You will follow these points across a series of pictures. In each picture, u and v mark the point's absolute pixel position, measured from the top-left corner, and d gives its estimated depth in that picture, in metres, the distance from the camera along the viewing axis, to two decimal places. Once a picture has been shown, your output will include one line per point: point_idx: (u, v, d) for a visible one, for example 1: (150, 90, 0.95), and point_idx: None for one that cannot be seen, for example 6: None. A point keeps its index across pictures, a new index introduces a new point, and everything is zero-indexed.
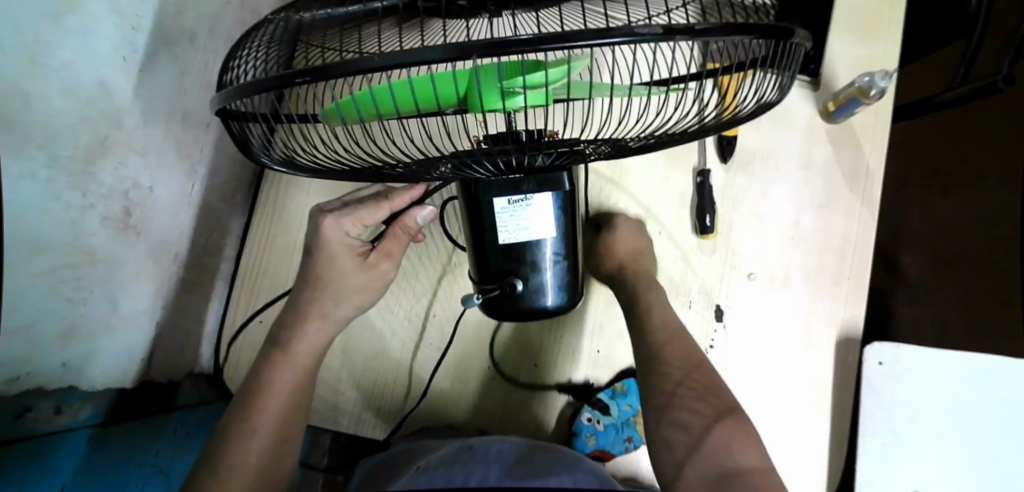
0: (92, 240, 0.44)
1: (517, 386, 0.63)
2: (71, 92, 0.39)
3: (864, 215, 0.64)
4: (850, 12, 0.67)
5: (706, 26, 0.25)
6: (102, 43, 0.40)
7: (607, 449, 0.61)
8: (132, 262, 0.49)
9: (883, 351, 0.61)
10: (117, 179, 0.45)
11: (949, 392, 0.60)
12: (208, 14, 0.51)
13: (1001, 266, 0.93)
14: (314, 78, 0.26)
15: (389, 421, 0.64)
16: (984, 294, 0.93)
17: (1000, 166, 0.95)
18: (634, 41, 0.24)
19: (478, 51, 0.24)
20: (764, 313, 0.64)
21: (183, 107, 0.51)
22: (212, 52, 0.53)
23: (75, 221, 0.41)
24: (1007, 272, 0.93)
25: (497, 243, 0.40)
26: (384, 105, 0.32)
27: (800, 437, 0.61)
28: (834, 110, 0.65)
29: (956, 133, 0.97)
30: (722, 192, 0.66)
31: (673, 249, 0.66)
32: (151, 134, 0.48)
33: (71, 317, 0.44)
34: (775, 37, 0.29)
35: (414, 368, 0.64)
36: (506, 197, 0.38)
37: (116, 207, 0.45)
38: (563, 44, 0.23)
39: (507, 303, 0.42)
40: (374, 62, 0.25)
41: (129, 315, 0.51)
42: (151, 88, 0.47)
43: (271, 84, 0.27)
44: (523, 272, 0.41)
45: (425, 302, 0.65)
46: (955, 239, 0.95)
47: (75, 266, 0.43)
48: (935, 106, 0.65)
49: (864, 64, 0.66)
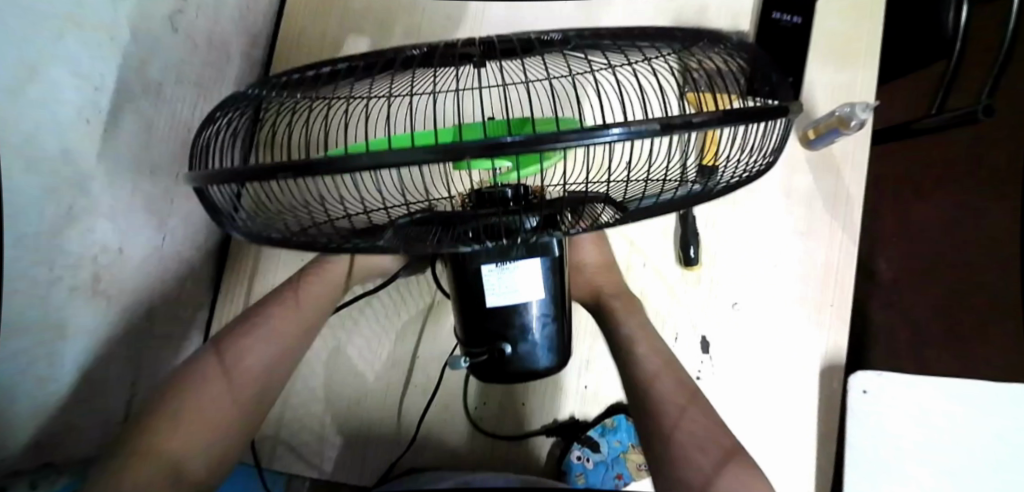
0: (61, 313, 0.42)
1: (506, 425, 0.63)
2: (31, 165, 0.36)
3: (845, 243, 0.65)
4: (826, 40, 0.68)
5: (703, 120, 0.25)
6: (63, 110, 0.38)
7: (597, 487, 0.59)
8: (105, 326, 0.47)
9: (867, 380, 0.62)
10: (84, 247, 0.43)
11: (930, 417, 0.62)
12: (175, 62, 0.50)
13: (973, 274, 0.96)
14: (297, 174, 0.24)
15: (376, 466, 0.62)
16: (958, 301, 0.95)
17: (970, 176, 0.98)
18: (632, 139, 0.24)
19: (473, 152, 0.23)
20: (750, 343, 0.64)
21: (152, 160, 0.49)
22: (179, 100, 0.51)
23: (42, 296, 0.39)
24: (979, 282, 0.95)
25: (484, 307, 0.39)
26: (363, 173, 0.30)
27: (787, 469, 0.61)
28: (813, 139, 0.65)
29: (928, 145, 1.00)
30: (705, 222, 0.67)
31: (660, 281, 0.66)
32: (119, 194, 0.46)
33: (42, 394, 0.42)
34: (768, 114, 0.28)
35: (400, 409, 0.63)
36: (493, 263, 0.38)
37: (86, 275, 0.43)
38: (561, 144, 0.23)
39: (494, 366, 0.41)
40: (361, 161, 0.23)
41: (106, 379, 0.49)
42: (117, 146, 0.44)
43: (252, 174, 0.26)
44: (511, 335, 0.40)
45: (409, 342, 0.64)
46: (930, 250, 0.97)
47: (44, 342, 0.41)
48: (913, 132, 0.66)
49: (841, 91, 0.67)
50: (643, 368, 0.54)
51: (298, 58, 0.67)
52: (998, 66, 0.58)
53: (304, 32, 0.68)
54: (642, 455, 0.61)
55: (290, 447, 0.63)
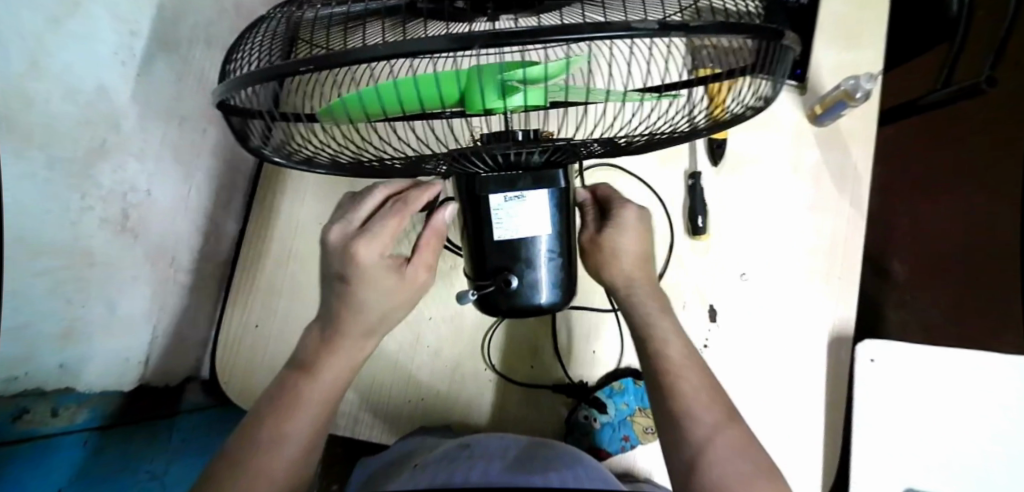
0: (90, 241, 0.44)
1: (515, 389, 0.63)
2: (71, 93, 0.39)
3: (853, 216, 0.66)
4: (832, 20, 0.69)
5: (699, 23, 0.26)
6: (103, 46, 0.41)
7: (603, 446, 0.60)
8: (134, 263, 0.50)
9: (874, 347, 0.62)
10: (115, 182, 0.45)
11: (938, 387, 0.61)
12: (205, 21, 0.53)
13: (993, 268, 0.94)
14: (319, 66, 0.27)
15: (385, 422, 0.64)
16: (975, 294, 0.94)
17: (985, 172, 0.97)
18: (631, 36, 0.26)
19: (481, 41, 0.25)
20: (762, 312, 0.65)
21: (180, 111, 0.52)
22: (208, 59, 0.55)
23: (74, 221, 0.42)
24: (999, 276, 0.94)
25: (493, 240, 0.41)
26: (390, 104, 0.34)
27: (799, 436, 0.61)
28: (821, 114, 0.66)
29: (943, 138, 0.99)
30: (713, 194, 0.68)
31: (667, 250, 0.67)
32: (149, 138, 0.49)
33: (70, 319, 0.43)
34: (767, 39, 0.30)
35: (408, 370, 0.64)
36: (502, 193, 0.39)
37: (114, 210, 0.46)
38: (562, 36, 0.24)
39: (501, 300, 0.42)
40: (379, 51, 0.26)
41: (131, 317, 0.51)
42: (149, 90, 0.48)
43: (278, 73, 0.28)
44: (518, 268, 0.41)
45: (418, 304, 0.65)
46: (943, 246, 0.97)
47: (73, 267, 0.43)
48: (920, 108, 0.67)
49: (847, 70, 0.68)
50: (645, 313, 0.54)
51: None
52: (1003, 40, 0.59)
53: None
54: (649, 419, 0.61)
55: None
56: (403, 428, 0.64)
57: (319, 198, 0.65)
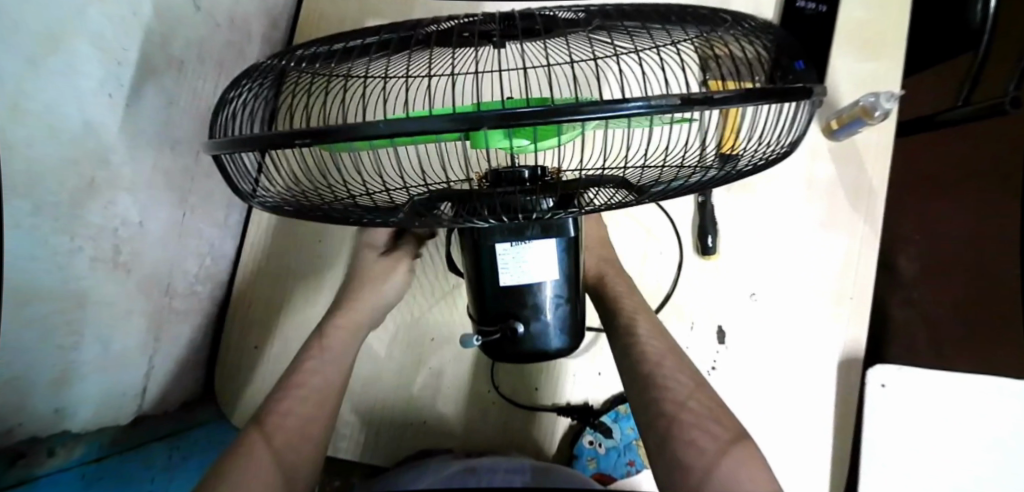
0: (83, 282, 0.42)
1: (518, 413, 0.62)
2: (53, 134, 0.37)
3: (867, 235, 0.64)
4: (854, 29, 0.66)
5: (725, 96, 0.25)
6: (87, 81, 0.39)
7: (608, 472, 0.60)
8: (128, 297, 0.48)
9: (885, 373, 0.61)
10: (106, 218, 0.43)
11: (949, 412, 0.60)
12: (198, 39, 0.50)
13: None
14: (314, 139, 0.25)
15: (387, 447, 0.62)
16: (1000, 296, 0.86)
17: None
18: (652, 114, 0.24)
19: (490, 122, 0.23)
20: (772, 334, 0.63)
21: (172, 136, 0.50)
22: (201, 78, 0.52)
23: (65, 263, 0.40)
24: None
25: (498, 285, 0.39)
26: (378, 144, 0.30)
27: (803, 460, 0.61)
28: (836, 129, 0.64)
29: None
30: (722, 211, 0.66)
31: (674, 270, 0.65)
32: (140, 168, 0.47)
33: (64, 362, 0.42)
34: (791, 96, 0.29)
35: (410, 392, 0.63)
36: (509, 240, 0.38)
37: (107, 246, 0.44)
38: (579, 116, 0.23)
39: (508, 346, 0.41)
40: (381, 129, 0.24)
41: (129, 350, 0.50)
42: (139, 119, 0.45)
43: (271, 141, 0.27)
44: (525, 315, 0.40)
45: (419, 325, 0.64)
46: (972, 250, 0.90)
47: (66, 309, 0.41)
48: (941, 123, 0.65)
49: (868, 81, 0.66)
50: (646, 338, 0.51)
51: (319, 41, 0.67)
52: None
53: (325, 14, 0.67)
54: None
55: None
56: (402, 450, 0.62)
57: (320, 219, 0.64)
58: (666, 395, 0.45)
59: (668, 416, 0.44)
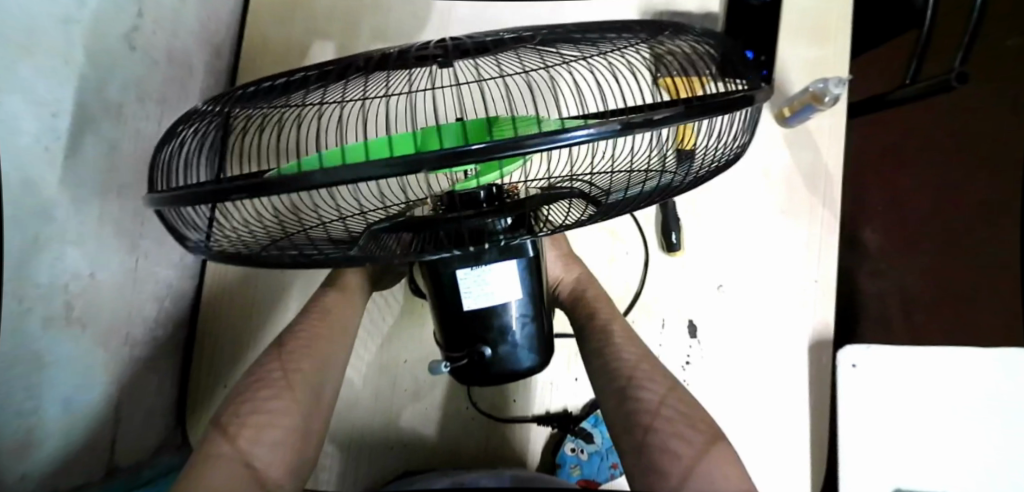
0: (37, 343, 0.41)
1: (499, 425, 0.62)
2: None
3: (827, 218, 0.65)
4: (798, 17, 0.67)
5: (664, 117, 0.25)
6: (22, 138, 0.37)
7: (592, 477, 0.60)
8: (87, 351, 0.47)
9: (855, 353, 0.63)
10: (54, 275, 0.42)
11: (917, 386, 0.63)
12: (135, 80, 0.49)
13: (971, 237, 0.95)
14: (251, 193, 0.25)
15: (367, 477, 0.61)
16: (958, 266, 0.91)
17: None
18: (592, 141, 0.24)
19: (429, 164, 0.23)
20: (742, 323, 0.65)
21: (117, 181, 0.49)
22: (142, 118, 0.51)
23: (16, 327, 0.39)
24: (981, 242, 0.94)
25: (464, 309, 0.39)
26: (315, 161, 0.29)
27: (781, 444, 0.62)
28: (789, 116, 0.65)
29: None
30: (684, 206, 0.66)
31: (642, 269, 0.66)
32: (86, 219, 0.45)
33: (26, 425, 0.41)
34: (732, 107, 0.29)
35: (390, 415, 0.62)
36: (468, 266, 0.38)
37: (58, 304, 0.43)
38: (517, 151, 0.23)
39: (477, 369, 0.41)
40: (317, 179, 0.24)
41: (94, 403, 0.49)
42: (80, 169, 0.44)
43: (209, 195, 0.26)
44: (492, 338, 0.40)
45: (393, 347, 0.64)
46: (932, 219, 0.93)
47: (23, 373, 0.40)
48: (890, 103, 0.66)
49: (815, 67, 0.67)
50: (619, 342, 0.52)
51: (265, 68, 0.66)
52: (972, 32, 0.58)
53: (268, 42, 0.67)
54: None
55: None
56: (382, 475, 0.61)
57: None
58: (640, 400, 0.46)
59: (643, 422, 0.45)
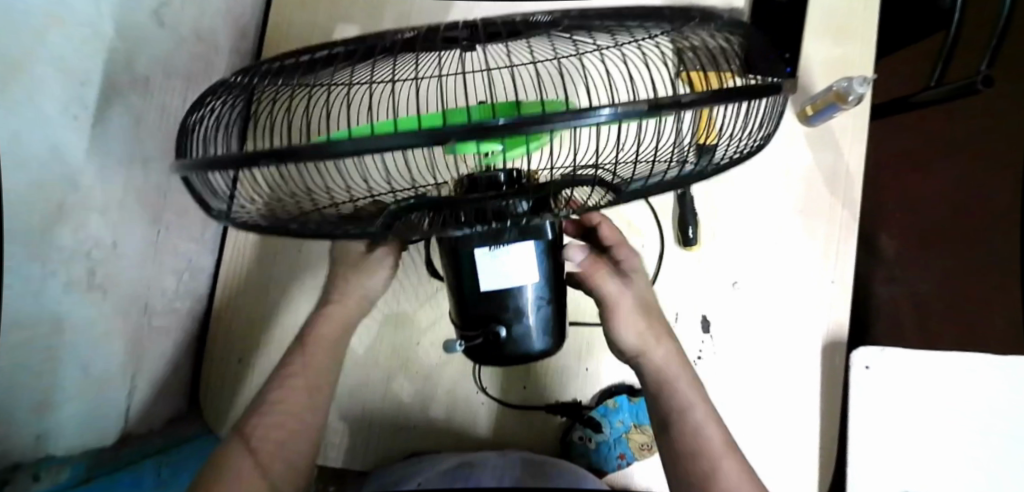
0: (58, 307, 0.42)
1: (508, 412, 0.63)
2: (20, 162, 0.36)
3: (846, 219, 0.65)
4: (825, 16, 0.66)
5: (693, 99, 0.24)
6: (50, 105, 0.37)
7: (601, 465, 0.62)
8: (104, 321, 0.47)
9: (869, 355, 0.62)
10: (78, 241, 0.42)
11: (931, 390, 0.62)
12: (162, 54, 0.49)
13: None
14: (278, 158, 0.25)
15: (380, 454, 0.63)
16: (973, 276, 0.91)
17: None
18: (618, 121, 0.24)
19: (455, 136, 0.23)
20: (756, 321, 0.64)
21: (142, 153, 0.49)
22: (168, 92, 0.51)
23: (40, 289, 0.39)
24: None
25: (477, 290, 0.39)
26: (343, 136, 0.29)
27: (790, 445, 0.61)
28: (812, 115, 0.64)
29: None
30: (703, 202, 0.66)
31: (658, 263, 0.66)
32: (111, 188, 0.46)
33: (45, 389, 0.41)
34: (759, 95, 0.28)
35: (401, 397, 0.63)
36: (487, 246, 0.37)
37: (81, 269, 0.43)
38: (543, 126, 0.23)
39: (490, 349, 0.42)
40: (345, 147, 0.24)
41: (111, 372, 0.49)
42: (107, 138, 0.44)
43: (237, 160, 0.26)
44: (507, 318, 0.40)
45: (405, 330, 0.64)
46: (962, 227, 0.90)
47: (43, 338, 0.40)
48: (914, 105, 0.65)
49: (840, 67, 0.66)
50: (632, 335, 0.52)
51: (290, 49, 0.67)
52: (1001, 33, 0.57)
53: (292, 24, 0.68)
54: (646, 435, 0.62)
55: None
56: (394, 453, 0.63)
57: None
58: None
59: None
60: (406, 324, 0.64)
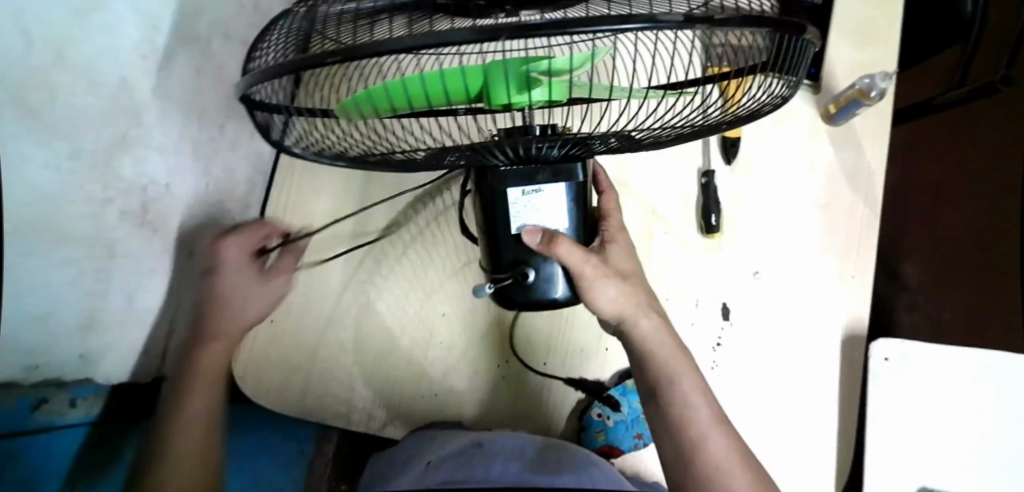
0: (112, 233, 0.44)
1: (528, 386, 0.63)
2: (95, 87, 0.39)
3: (867, 215, 0.65)
4: (850, 20, 0.69)
5: (725, 16, 0.26)
6: (125, 40, 0.41)
7: (616, 445, 0.61)
8: (148, 258, 0.49)
9: (889, 347, 0.62)
10: (136, 175, 0.45)
11: (954, 388, 0.61)
12: (223, 18, 0.53)
13: (996, 257, 1.01)
14: (339, 57, 0.26)
15: (400, 420, 0.64)
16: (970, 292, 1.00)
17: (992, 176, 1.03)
18: (656, 29, 0.25)
19: (506, 33, 0.24)
20: (776, 311, 0.64)
21: (199, 106, 0.53)
22: (226, 54, 0.55)
23: (99, 211, 0.42)
24: (1001, 264, 1.00)
25: (510, 232, 0.41)
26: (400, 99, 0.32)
27: (807, 435, 0.61)
28: (835, 112, 0.66)
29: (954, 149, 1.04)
30: (727, 193, 0.67)
31: (680, 249, 0.67)
32: (170, 132, 0.49)
33: (90, 309, 0.44)
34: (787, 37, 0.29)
35: (422, 365, 0.64)
36: (521, 186, 0.39)
37: (136, 202, 0.46)
38: (588, 27, 0.24)
39: (518, 292, 0.43)
40: (403, 43, 0.25)
41: (149, 310, 0.52)
42: (169, 84, 0.48)
43: (296, 65, 0.28)
44: (535, 261, 0.42)
45: (429, 301, 0.65)
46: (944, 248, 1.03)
47: (94, 259, 0.43)
48: (934, 108, 0.67)
49: (864, 69, 0.68)
50: None
51: None
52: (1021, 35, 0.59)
53: None
54: None
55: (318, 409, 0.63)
56: (414, 420, 0.64)
57: (334, 199, 0.66)
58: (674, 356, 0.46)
59: (675, 372, 0.45)
60: (429, 296, 0.65)
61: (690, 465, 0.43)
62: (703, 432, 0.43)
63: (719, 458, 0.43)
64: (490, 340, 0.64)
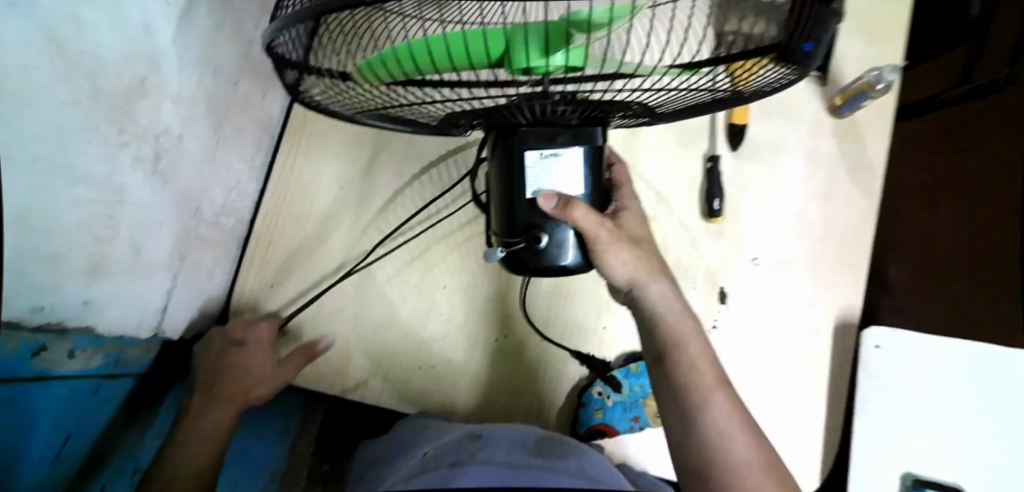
0: (124, 179, 0.44)
1: (528, 360, 0.64)
2: (116, 27, 0.39)
3: (867, 208, 0.67)
4: (861, 15, 0.70)
5: None
6: None
7: (613, 424, 0.60)
8: (156, 209, 0.49)
9: (879, 335, 0.64)
10: (150, 122, 0.45)
11: (941, 377, 0.63)
12: None
13: (975, 267, 1.03)
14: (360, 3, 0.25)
15: (398, 390, 0.64)
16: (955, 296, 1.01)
17: (977, 181, 1.05)
18: None
19: None
20: (773, 296, 0.66)
21: (214, 60, 0.52)
22: (243, 10, 0.55)
23: (113, 154, 0.42)
24: (980, 272, 1.03)
25: (525, 195, 0.42)
26: (432, 57, 0.31)
27: (798, 418, 0.63)
28: (841, 105, 0.67)
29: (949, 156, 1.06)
30: (731, 180, 0.68)
31: (682, 232, 0.68)
32: (185, 83, 0.48)
33: (99, 253, 0.44)
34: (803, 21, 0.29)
35: (423, 335, 0.64)
36: (539, 150, 0.40)
37: (148, 151, 0.46)
38: None
39: (530, 257, 0.44)
40: None
41: (156, 261, 0.51)
42: (187, 34, 0.47)
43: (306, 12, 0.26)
44: (548, 226, 0.42)
45: (432, 273, 0.65)
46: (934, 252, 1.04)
47: (105, 203, 0.43)
48: (939, 104, 0.68)
49: (871, 64, 0.69)
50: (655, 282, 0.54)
51: None
52: None
53: None
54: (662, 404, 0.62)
55: (317, 375, 0.63)
56: (412, 391, 0.64)
57: (340, 167, 0.66)
58: (676, 329, 0.47)
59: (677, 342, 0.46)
60: (432, 267, 0.66)
61: (689, 433, 0.44)
62: (702, 398, 0.45)
63: (718, 427, 0.44)
64: (492, 313, 0.65)
